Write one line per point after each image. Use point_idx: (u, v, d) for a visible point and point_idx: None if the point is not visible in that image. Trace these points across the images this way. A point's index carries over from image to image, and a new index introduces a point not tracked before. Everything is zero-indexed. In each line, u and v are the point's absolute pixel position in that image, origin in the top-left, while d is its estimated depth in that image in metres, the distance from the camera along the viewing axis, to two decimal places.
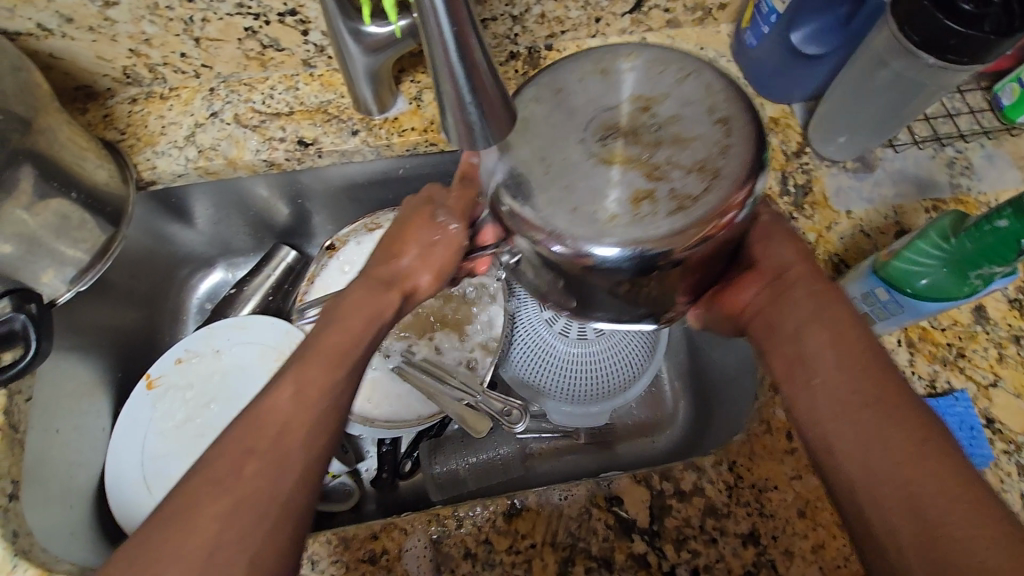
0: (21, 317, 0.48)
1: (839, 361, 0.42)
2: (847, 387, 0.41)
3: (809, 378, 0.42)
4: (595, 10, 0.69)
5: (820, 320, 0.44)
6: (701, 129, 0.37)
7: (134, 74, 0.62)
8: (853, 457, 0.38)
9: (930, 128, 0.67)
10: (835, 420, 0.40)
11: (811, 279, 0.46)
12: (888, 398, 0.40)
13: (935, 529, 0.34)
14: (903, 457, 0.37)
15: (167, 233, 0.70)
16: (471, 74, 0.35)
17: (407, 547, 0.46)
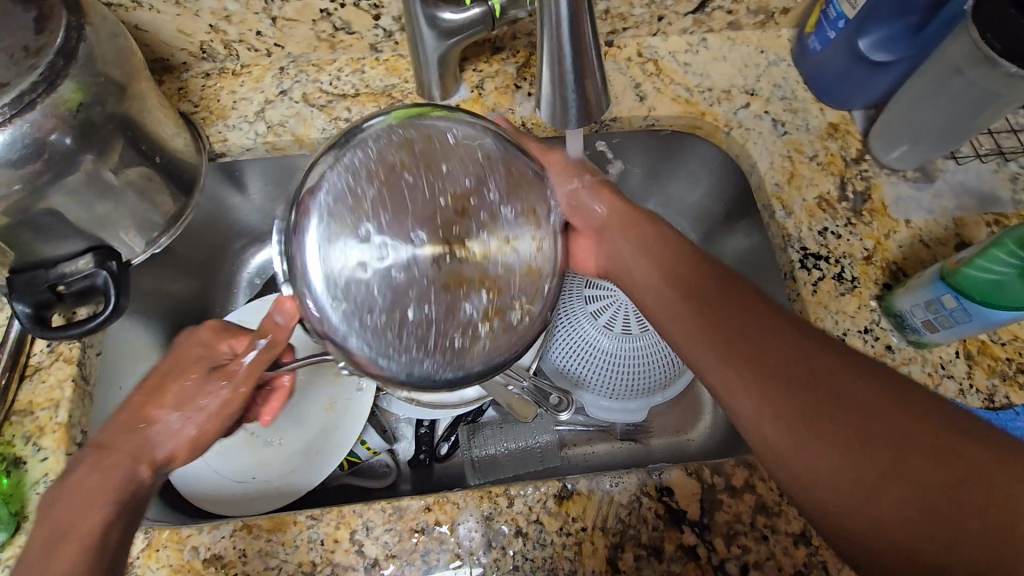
0: (103, 274, 0.51)
1: (710, 341, 0.43)
2: (734, 367, 0.41)
3: (676, 329, 0.45)
4: (659, 8, 0.69)
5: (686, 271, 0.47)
6: (516, 252, 0.45)
7: (210, 49, 0.65)
8: (781, 452, 0.38)
9: (994, 142, 0.66)
10: (748, 416, 0.40)
11: (635, 227, 0.52)
12: (756, 346, 0.41)
13: (852, 434, 0.36)
14: (803, 369, 0.39)
15: (226, 205, 0.72)
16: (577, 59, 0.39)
17: (460, 521, 0.46)
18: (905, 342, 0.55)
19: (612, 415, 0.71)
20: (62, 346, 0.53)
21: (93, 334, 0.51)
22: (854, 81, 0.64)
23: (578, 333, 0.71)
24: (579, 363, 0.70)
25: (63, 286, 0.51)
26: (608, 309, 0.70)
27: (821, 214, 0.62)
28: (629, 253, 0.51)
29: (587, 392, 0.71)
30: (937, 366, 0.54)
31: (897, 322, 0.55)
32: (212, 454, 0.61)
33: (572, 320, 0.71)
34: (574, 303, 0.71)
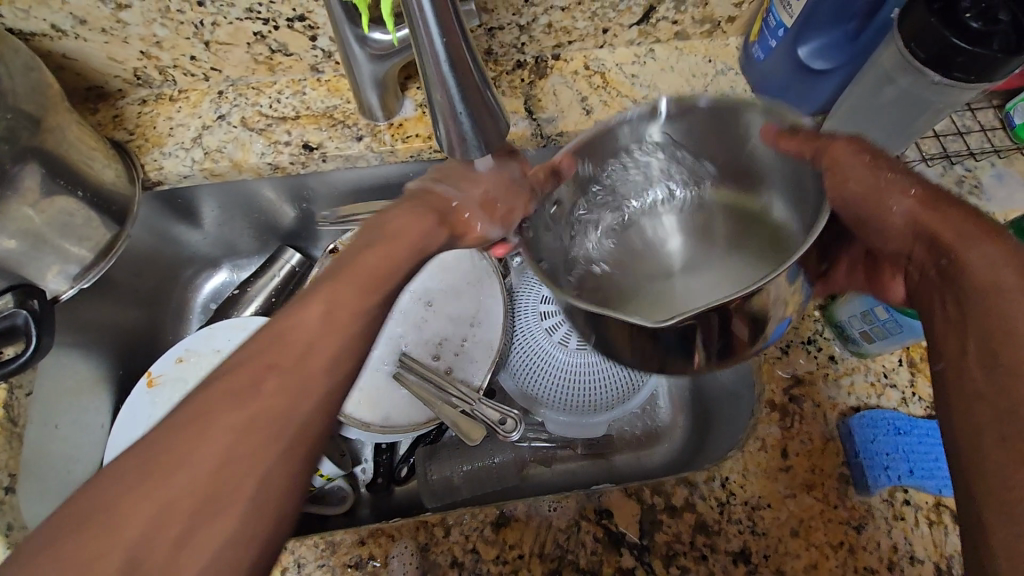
0: (23, 313, 0.50)
1: (988, 384, 0.35)
2: (1003, 415, 0.34)
3: (952, 353, 0.38)
4: (602, 20, 0.69)
5: (953, 269, 0.39)
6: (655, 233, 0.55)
7: (144, 75, 0.64)
8: (999, 524, 0.32)
9: (938, 145, 0.66)
10: (981, 468, 0.34)
11: (950, 232, 0.39)
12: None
13: None
14: None
15: (172, 234, 0.71)
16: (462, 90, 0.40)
17: (394, 553, 0.46)
18: (847, 352, 0.55)
19: (569, 429, 0.70)
20: None
21: (17, 375, 0.50)
22: (797, 89, 0.64)
23: (534, 350, 0.70)
24: (535, 380, 0.70)
25: None
26: (562, 326, 0.69)
27: None
28: (938, 264, 0.40)
29: (543, 407, 0.70)
30: (880, 374, 0.54)
31: (839, 333, 0.55)
32: None
33: (527, 337, 0.71)
34: (528, 318, 0.72)
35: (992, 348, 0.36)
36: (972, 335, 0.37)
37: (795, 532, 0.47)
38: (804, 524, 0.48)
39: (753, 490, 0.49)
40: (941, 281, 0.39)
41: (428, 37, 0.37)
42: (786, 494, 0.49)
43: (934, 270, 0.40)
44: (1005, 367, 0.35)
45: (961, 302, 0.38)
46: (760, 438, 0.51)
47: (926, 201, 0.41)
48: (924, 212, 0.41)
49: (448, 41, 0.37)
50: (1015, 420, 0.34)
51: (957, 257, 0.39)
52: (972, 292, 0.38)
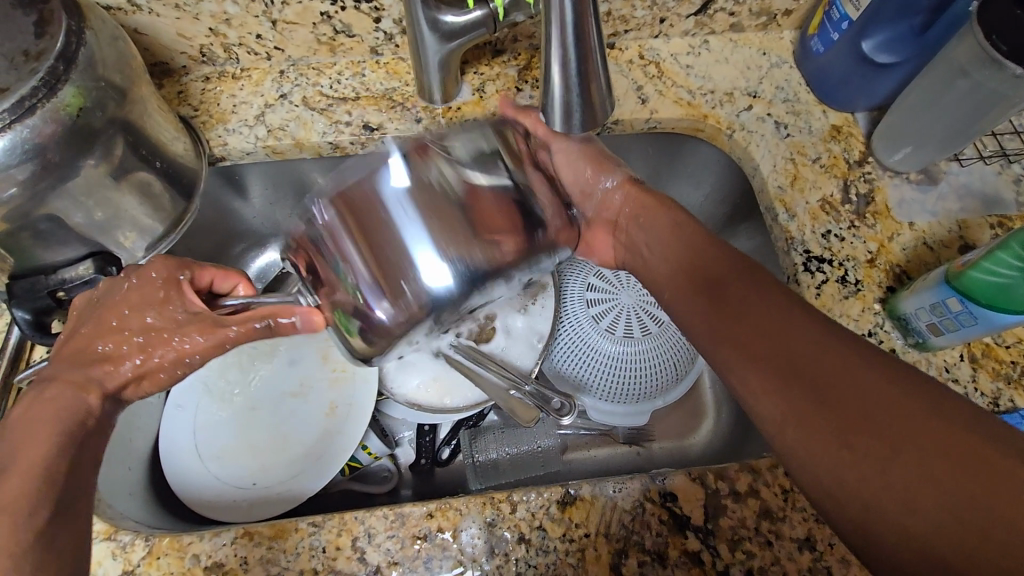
0: (103, 279, 0.51)
1: (727, 333, 0.45)
2: (764, 356, 0.42)
3: (703, 334, 0.46)
4: (660, 10, 0.69)
5: (728, 307, 0.45)
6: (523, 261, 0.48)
7: (210, 53, 0.64)
8: (801, 451, 0.38)
9: (998, 144, 0.66)
10: (756, 390, 0.41)
11: (671, 228, 0.53)
12: (773, 338, 0.42)
13: (852, 445, 0.36)
14: (798, 368, 0.40)
15: (230, 210, 0.72)
16: (584, 63, 0.35)
17: (463, 527, 0.46)
18: (909, 345, 0.55)
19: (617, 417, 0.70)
20: None
21: None
22: (858, 84, 0.64)
23: (580, 336, 0.70)
24: (580, 366, 0.70)
25: (62, 292, 0.50)
26: (610, 313, 0.70)
27: (824, 216, 0.62)
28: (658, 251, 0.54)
29: (590, 395, 0.70)
30: (942, 369, 0.54)
31: (902, 325, 0.55)
32: (212, 458, 0.61)
33: (573, 322, 0.71)
34: (577, 307, 0.71)
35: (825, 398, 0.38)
36: (711, 322, 0.46)
37: None
38: None
39: None
40: (714, 350, 0.45)
41: (562, 16, 0.33)
42: None
43: (684, 284, 0.49)
44: (841, 417, 0.37)
45: (741, 369, 0.43)
46: None
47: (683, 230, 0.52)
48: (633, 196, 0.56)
49: (580, 16, 0.33)
50: (864, 454, 0.36)
51: (722, 278, 0.47)
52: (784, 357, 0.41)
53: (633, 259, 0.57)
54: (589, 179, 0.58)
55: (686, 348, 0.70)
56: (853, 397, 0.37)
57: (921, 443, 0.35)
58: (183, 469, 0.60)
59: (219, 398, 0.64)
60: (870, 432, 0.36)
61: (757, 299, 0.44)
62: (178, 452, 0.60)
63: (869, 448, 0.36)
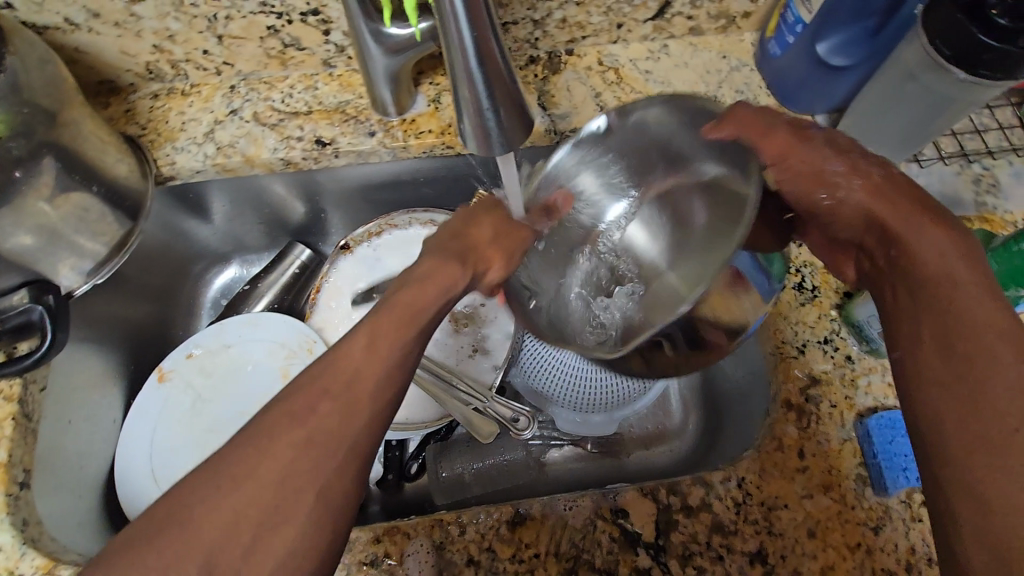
0: (38, 309, 0.50)
1: (935, 344, 0.37)
2: (967, 384, 0.35)
3: (901, 333, 0.39)
4: (617, 15, 0.68)
5: (933, 307, 0.38)
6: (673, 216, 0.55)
7: (156, 69, 0.63)
8: (971, 469, 0.33)
9: (957, 144, 0.65)
10: (930, 392, 0.36)
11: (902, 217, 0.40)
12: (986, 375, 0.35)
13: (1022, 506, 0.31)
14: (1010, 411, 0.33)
15: (183, 229, 0.70)
16: (490, 84, 0.36)
17: (409, 552, 0.46)
18: (864, 352, 0.54)
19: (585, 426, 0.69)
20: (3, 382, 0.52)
21: (30, 372, 0.50)
22: (815, 87, 0.64)
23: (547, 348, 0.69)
24: (545, 379, 0.69)
25: None
26: None
27: None
28: (888, 253, 0.41)
29: (557, 406, 0.69)
30: None
31: (857, 332, 0.54)
32: (169, 482, 0.60)
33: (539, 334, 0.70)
34: None
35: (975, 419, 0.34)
36: (921, 327, 0.38)
37: (812, 533, 0.47)
38: (821, 525, 0.47)
39: (770, 491, 0.48)
40: (904, 344, 0.39)
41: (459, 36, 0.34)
42: (803, 495, 0.48)
43: (892, 273, 0.41)
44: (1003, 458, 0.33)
45: (939, 379, 0.36)
46: (777, 439, 0.51)
47: (877, 193, 0.41)
48: (874, 202, 0.42)
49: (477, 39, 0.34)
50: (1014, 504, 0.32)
51: (909, 259, 0.39)
52: (955, 371, 0.36)
53: (837, 247, 0.47)
54: (800, 197, 0.44)
55: None
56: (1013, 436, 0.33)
57: None
58: (138, 494, 0.60)
59: (177, 420, 0.63)
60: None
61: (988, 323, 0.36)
62: (135, 476, 0.60)
63: None
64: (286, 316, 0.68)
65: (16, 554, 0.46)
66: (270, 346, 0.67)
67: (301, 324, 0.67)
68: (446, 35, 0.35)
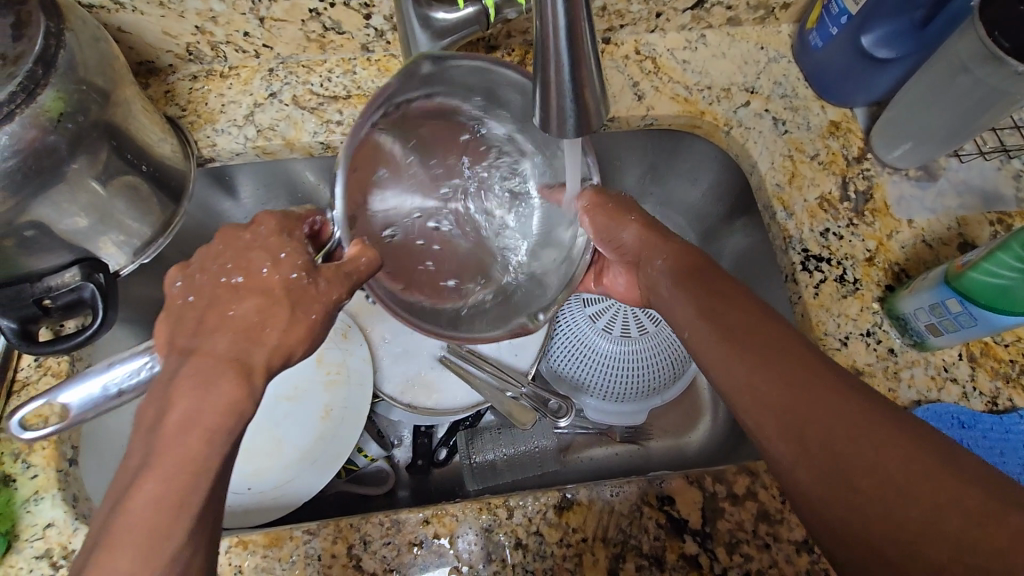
0: (90, 287, 0.50)
1: (732, 342, 0.43)
2: (761, 369, 0.41)
3: (700, 344, 0.45)
4: (656, 4, 0.68)
5: (716, 311, 0.45)
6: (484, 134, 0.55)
7: (196, 51, 0.63)
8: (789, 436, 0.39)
9: (997, 139, 0.65)
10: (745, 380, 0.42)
11: (655, 244, 0.52)
12: (775, 352, 0.41)
13: (842, 453, 0.37)
14: (797, 381, 0.40)
15: (218, 210, 0.70)
16: (575, 70, 0.34)
17: (459, 533, 0.46)
18: (907, 344, 0.54)
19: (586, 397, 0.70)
20: (50, 360, 0.52)
21: (80, 349, 0.50)
22: (857, 79, 0.63)
23: (578, 338, 0.70)
24: (576, 366, 0.69)
25: (48, 300, 0.50)
26: (607, 313, 0.69)
27: (822, 214, 0.61)
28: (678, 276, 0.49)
29: (587, 395, 0.70)
30: (941, 368, 0.53)
31: (901, 324, 0.54)
32: None
33: (569, 324, 0.70)
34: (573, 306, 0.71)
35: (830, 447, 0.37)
36: (714, 332, 0.44)
37: None
38: None
39: None
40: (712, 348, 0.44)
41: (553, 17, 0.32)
42: None
43: (679, 288, 0.48)
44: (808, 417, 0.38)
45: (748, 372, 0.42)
46: None
47: (650, 227, 0.53)
48: (648, 234, 0.53)
49: (571, 18, 0.32)
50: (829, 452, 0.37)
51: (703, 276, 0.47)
52: (751, 352, 0.42)
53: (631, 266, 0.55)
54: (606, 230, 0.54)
55: (681, 348, 0.69)
56: (852, 441, 0.37)
57: (896, 447, 0.36)
58: None
59: None
60: (833, 435, 0.37)
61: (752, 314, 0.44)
62: None
63: (848, 464, 0.36)
64: None
65: (68, 530, 0.46)
66: None
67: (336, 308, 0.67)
68: (539, 10, 0.33)
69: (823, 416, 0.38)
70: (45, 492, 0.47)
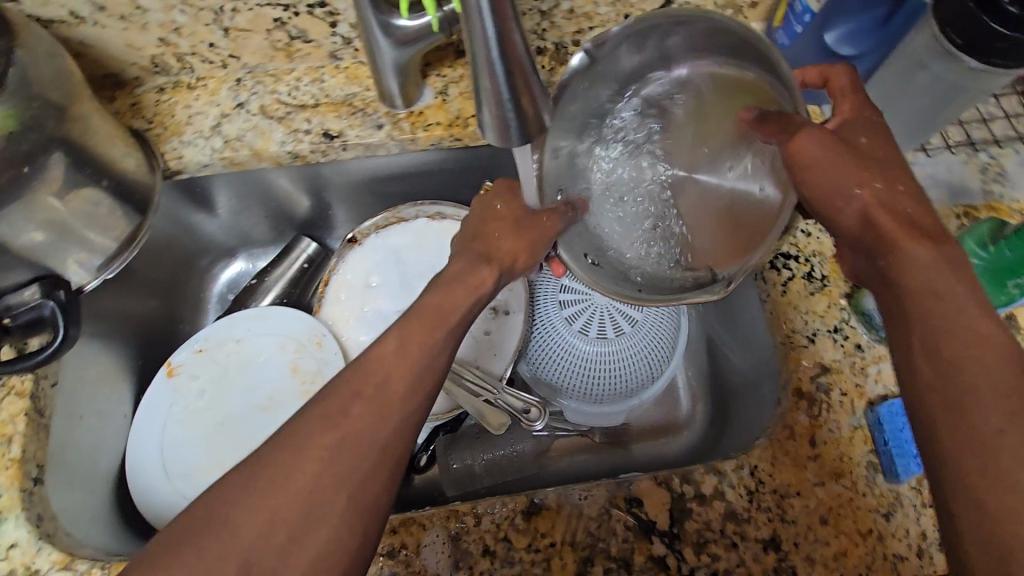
0: (50, 304, 0.50)
1: (920, 266, 0.37)
2: (941, 298, 0.36)
3: (874, 266, 0.40)
4: (624, 6, 0.68)
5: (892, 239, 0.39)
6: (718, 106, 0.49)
7: (162, 63, 0.63)
8: (936, 366, 0.35)
9: (963, 132, 0.65)
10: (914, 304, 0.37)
11: (885, 178, 0.41)
12: (965, 291, 0.36)
13: (974, 401, 0.33)
14: (966, 327, 0.35)
15: (190, 222, 0.70)
16: (512, 78, 0.35)
17: (426, 542, 0.46)
18: (874, 339, 0.54)
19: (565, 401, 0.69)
20: (14, 378, 0.52)
21: (43, 366, 0.50)
22: None
23: (555, 341, 0.70)
24: (553, 368, 0.69)
25: (8, 319, 0.50)
26: (581, 315, 0.69)
27: None
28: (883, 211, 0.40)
29: (565, 398, 0.69)
30: None
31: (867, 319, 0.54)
32: (180, 476, 0.60)
33: (547, 326, 0.71)
34: (549, 310, 0.71)
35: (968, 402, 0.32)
36: (889, 257, 0.39)
37: (824, 520, 0.47)
38: (834, 512, 0.48)
39: (782, 479, 0.49)
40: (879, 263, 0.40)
41: (482, 29, 0.33)
42: (815, 483, 0.48)
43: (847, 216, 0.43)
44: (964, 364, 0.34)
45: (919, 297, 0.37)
46: (789, 427, 0.51)
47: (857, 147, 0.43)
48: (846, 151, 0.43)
49: (500, 30, 0.33)
50: (970, 396, 0.33)
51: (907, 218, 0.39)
52: (925, 284, 0.37)
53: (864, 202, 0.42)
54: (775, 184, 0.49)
55: (659, 349, 0.69)
56: (996, 403, 0.32)
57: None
58: (150, 488, 0.60)
59: (186, 415, 0.63)
60: (990, 388, 0.33)
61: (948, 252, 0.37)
62: (146, 471, 0.60)
63: (976, 417, 0.32)
64: (294, 310, 0.68)
65: (31, 550, 0.46)
66: (279, 340, 0.66)
67: (309, 318, 0.67)
68: (468, 26, 0.34)
69: (985, 366, 0.33)
70: (8, 513, 0.47)
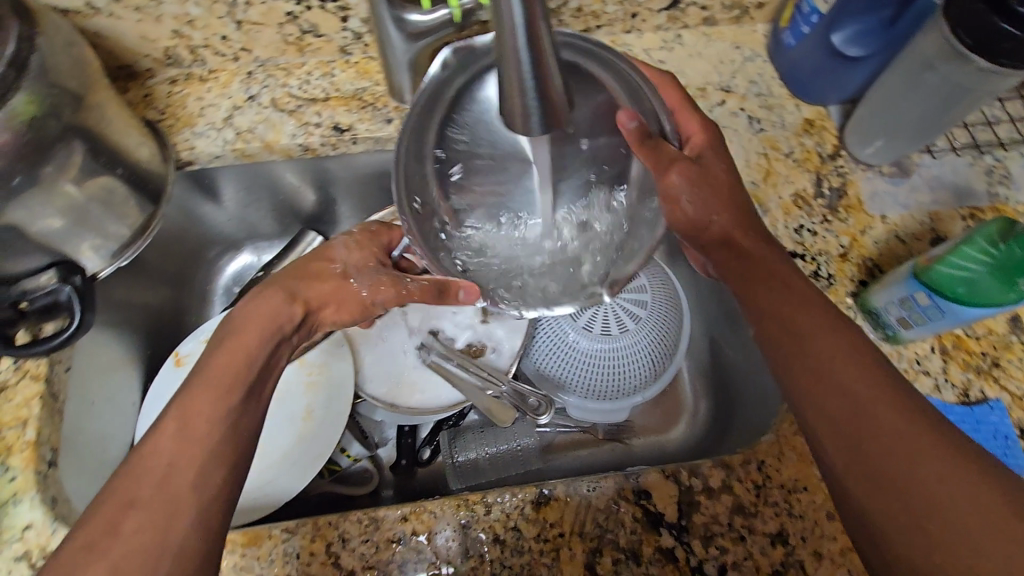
0: (67, 289, 0.50)
1: (814, 351, 0.41)
2: (837, 381, 0.39)
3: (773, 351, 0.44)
4: (632, 5, 0.68)
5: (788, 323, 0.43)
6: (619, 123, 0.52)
7: (174, 55, 0.63)
8: (852, 454, 0.37)
9: (968, 135, 0.66)
10: (816, 392, 0.40)
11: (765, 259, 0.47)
12: (844, 364, 0.40)
13: (904, 478, 0.35)
14: (864, 401, 0.38)
15: (199, 213, 0.70)
16: (538, 67, 0.35)
17: (437, 530, 0.46)
18: (880, 337, 0.55)
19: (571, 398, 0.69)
20: (28, 363, 0.52)
21: (58, 351, 0.50)
22: (829, 77, 0.64)
23: (560, 336, 0.70)
24: (557, 364, 0.69)
25: (25, 303, 0.50)
26: (586, 311, 0.69)
27: (797, 211, 0.62)
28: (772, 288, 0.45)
29: (570, 394, 0.69)
30: (914, 362, 0.54)
31: (873, 318, 0.55)
32: None
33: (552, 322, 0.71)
34: None
35: (868, 451, 0.37)
36: (783, 343, 0.43)
37: (831, 515, 0.47)
38: None
39: (789, 474, 0.49)
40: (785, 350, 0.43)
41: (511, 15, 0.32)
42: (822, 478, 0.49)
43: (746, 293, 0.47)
44: (874, 441, 0.37)
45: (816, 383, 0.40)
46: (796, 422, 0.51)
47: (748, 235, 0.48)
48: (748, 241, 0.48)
49: (530, 18, 0.33)
50: (883, 471, 0.36)
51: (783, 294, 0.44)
52: (817, 362, 0.40)
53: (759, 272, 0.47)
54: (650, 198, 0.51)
55: (664, 346, 0.69)
56: (926, 475, 0.34)
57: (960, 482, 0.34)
58: None
59: None
60: (892, 457, 0.36)
61: (823, 325, 0.42)
62: None
63: (906, 492, 0.35)
64: None
65: (44, 533, 0.46)
66: None
67: None
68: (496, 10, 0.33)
69: (884, 436, 0.36)
70: (23, 494, 0.47)
